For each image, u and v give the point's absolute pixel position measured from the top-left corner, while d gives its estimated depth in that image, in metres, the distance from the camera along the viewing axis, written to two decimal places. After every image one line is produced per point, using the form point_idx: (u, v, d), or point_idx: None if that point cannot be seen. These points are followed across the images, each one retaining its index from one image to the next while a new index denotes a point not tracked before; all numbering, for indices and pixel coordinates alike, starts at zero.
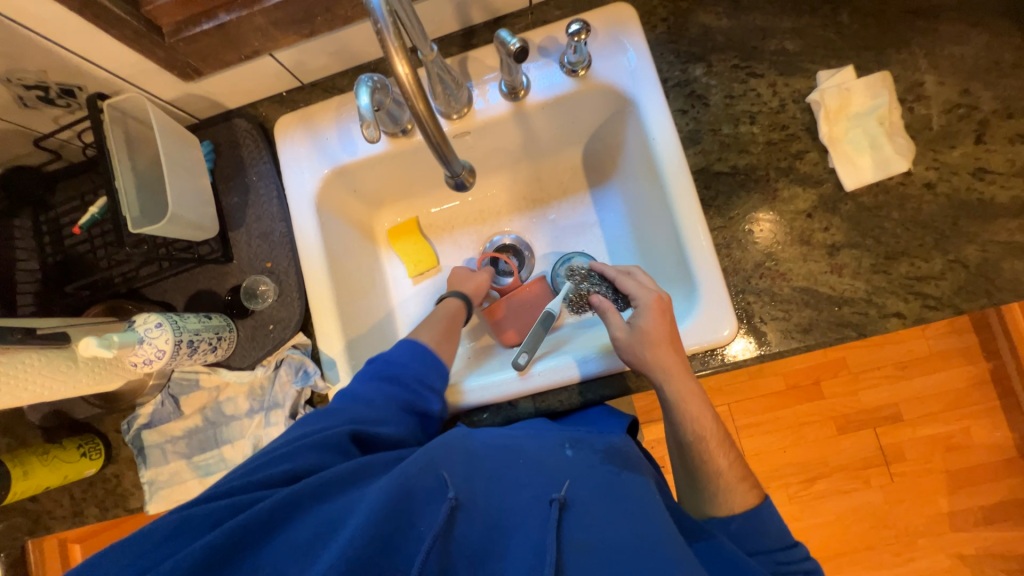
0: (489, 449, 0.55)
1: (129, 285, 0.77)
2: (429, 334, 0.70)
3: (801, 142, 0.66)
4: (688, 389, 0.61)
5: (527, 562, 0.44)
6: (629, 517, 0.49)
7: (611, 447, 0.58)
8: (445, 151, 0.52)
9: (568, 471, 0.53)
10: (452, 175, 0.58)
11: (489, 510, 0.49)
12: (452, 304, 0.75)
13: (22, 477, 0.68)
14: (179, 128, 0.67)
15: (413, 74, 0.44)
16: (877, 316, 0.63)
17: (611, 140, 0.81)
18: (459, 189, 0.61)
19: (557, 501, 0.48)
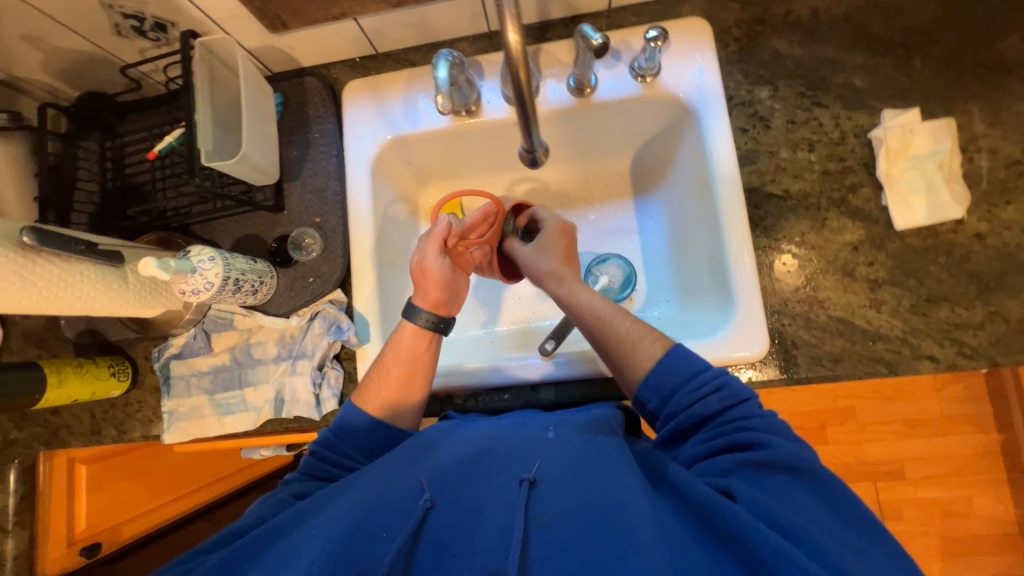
0: (465, 443, 0.58)
1: (180, 221, 0.79)
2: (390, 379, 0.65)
3: (856, 176, 0.67)
4: (583, 293, 0.69)
5: (494, 539, 0.48)
6: (600, 484, 0.50)
7: (598, 419, 0.60)
8: (530, 121, 0.53)
9: (542, 452, 0.56)
10: (527, 149, 0.59)
11: (461, 498, 0.52)
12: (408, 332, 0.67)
13: (56, 385, 0.70)
14: (258, 76, 0.70)
15: (522, 43, 0.44)
16: (911, 356, 0.63)
17: (664, 151, 0.82)
18: (531, 166, 0.62)
19: (525, 482, 0.52)
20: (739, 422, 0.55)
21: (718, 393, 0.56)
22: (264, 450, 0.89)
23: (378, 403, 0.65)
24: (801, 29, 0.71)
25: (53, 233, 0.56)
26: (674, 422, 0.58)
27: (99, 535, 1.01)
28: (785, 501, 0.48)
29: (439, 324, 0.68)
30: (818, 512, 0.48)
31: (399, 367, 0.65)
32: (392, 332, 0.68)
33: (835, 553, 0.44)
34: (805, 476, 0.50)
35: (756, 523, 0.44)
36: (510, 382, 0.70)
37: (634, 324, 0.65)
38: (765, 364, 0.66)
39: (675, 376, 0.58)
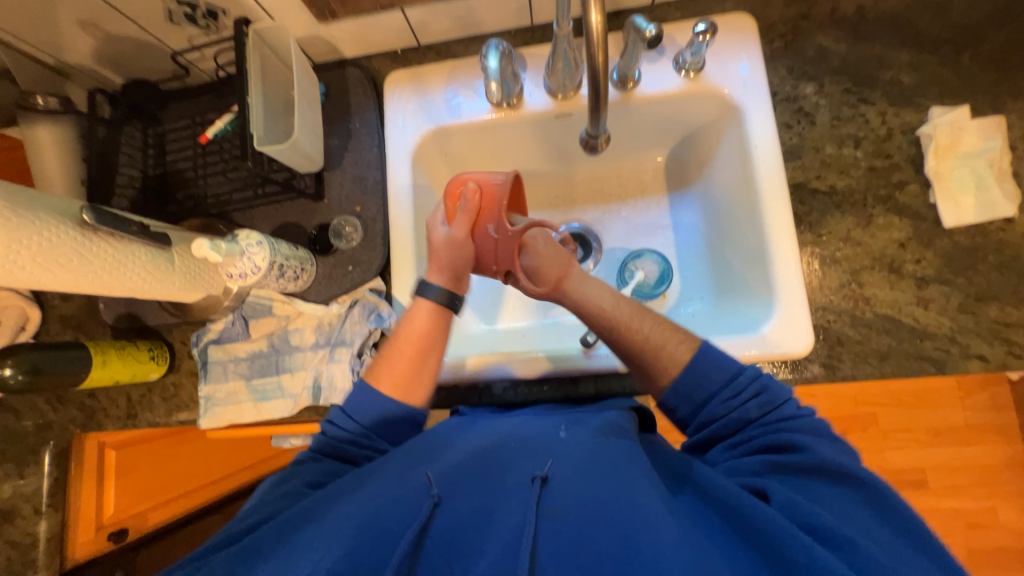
0: (475, 443, 0.58)
1: (220, 209, 0.79)
2: (392, 374, 0.64)
3: (902, 173, 0.67)
4: (593, 295, 0.64)
5: (507, 537, 0.47)
6: (615, 480, 0.50)
7: (610, 421, 0.59)
8: (599, 114, 0.57)
9: (554, 451, 0.55)
10: (590, 135, 0.63)
11: (470, 496, 0.51)
12: (423, 309, 0.66)
13: (101, 365, 0.70)
14: (307, 64, 0.71)
15: (604, 24, 0.47)
16: (960, 355, 0.62)
17: (702, 148, 0.82)
18: (592, 152, 0.68)
19: (538, 479, 0.51)
20: (776, 424, 0.53)
21: (757, 397, 0.55)
22: (294, 439, 0.87)
23: (392, 384, 0.63)
24: (846, 25, 0.71)
25: (109, 213, 0.57)
26: (706, 430, 0.56)
27: (126, 522, 1.02)
28: (823, 502, 0.46)
29: (451, 301, 0.67)
30: (861, 516, 0.45)
31: (410, 349, 0.64)
32: (405, 312, 0.67)
33: (880, 560, 0.41)
34: (846, 478, 0.47)
35: (785, 522, 0.43)
36: (551, 372, 0.70)
37: (656, 326, 0.61)
38: (810, 362, 0.66)
39: (708, 383, 0.56)
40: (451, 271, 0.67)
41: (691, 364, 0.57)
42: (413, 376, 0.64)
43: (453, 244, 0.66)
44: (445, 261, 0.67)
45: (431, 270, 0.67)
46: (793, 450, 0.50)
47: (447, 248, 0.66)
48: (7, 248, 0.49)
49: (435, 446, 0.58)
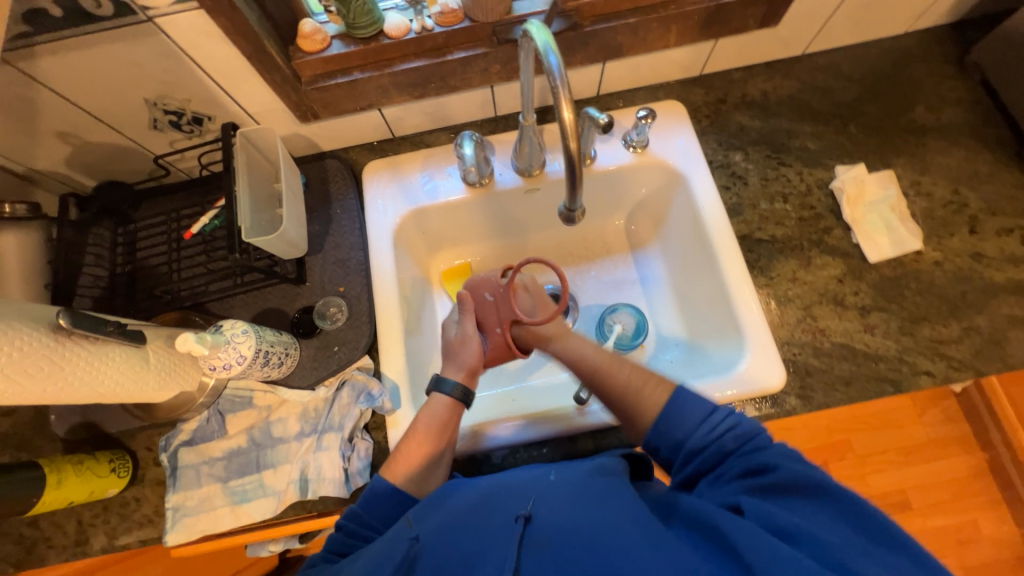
0: (468, 492, 0.56)
1: (196, 300, 0.77)
2: (408, 466, 0.62)
3: (826, 220, 0.79)
4: (575, 343, 0.70)
5: None
6: (599, 510, 0.50)
7: (601, 462, 0.58)
8: (575, 187, 0.62)
9: (539, 490, 0.54)
10: (568, 208, 0.67)
11: (455, 547, 0.49)
12: (441, 403, 0.66)
13: (54, 486, 0.63)
14: (291, 160, 0.76)
15: (574, 120, 0.53)
16: (911, 373, 0.69)
17: (656, 210, 0.92)
18: (568, 223, 0.70)
19: (522, 517, 0.49)
20: (750, 451, 0.53)
21: (732, 431, 0.55)
22: (273, 545, 0.77)
23: (412, 475, 0.62)
24: (756, 107, 0.86)
25: (86, 315, 0.56)
26: (689, 469, 0.56)
27: None
28: (802, 516, 0.46)
29: (466, 395, 0.67)
30: (844, 529, 0.45)
31: (428, 444, 0.63)
32: (423, 405, 0.67)
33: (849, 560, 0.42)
34: (821, 491, 0.48)
35: (759, 532, 0.44)
36: (545, 435, 0.71)
37: (634, 370, 0.64)
38: (787, 395, 0.70)
39: (687, 420, 0.57)
40: (468, 368, 0.69)
41: (664, 409, 0.58)
42: (433, 462, 0.63)
43: (463, 339, 0.70)
44: (461, 360, 0.69)
45: (448, 369, 0.69)
46: (770, 473, 0.50)
47: (461, 344, 0.70)
48: None
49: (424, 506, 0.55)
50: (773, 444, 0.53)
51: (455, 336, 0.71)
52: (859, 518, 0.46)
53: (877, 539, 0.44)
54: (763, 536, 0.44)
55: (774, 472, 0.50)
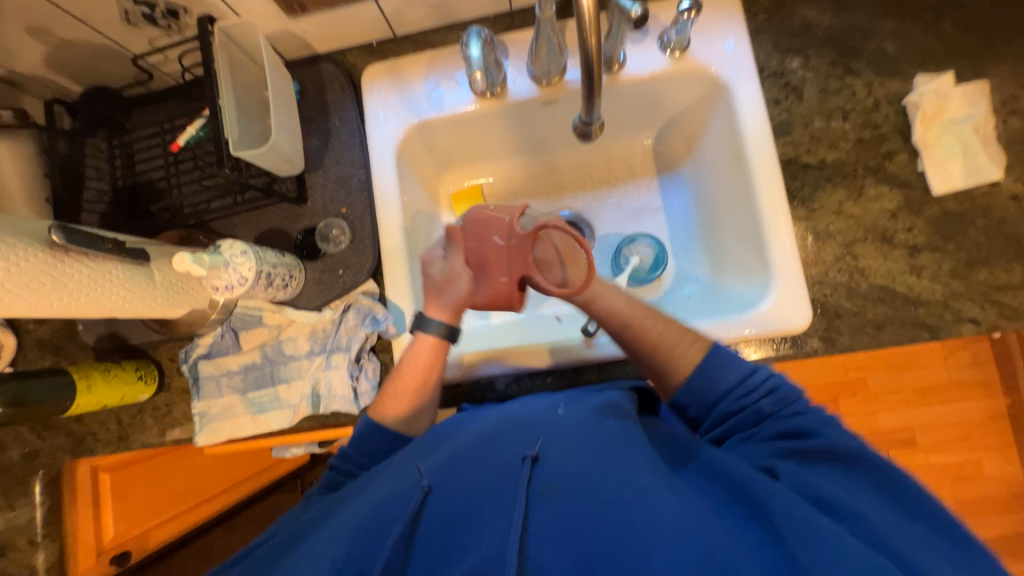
0: (476, 428, 0.58)
1: (199, 217, 0.76)
2: (396, 405, 0.63)
3: (891, 143, 0.68)
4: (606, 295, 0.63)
5: (497, 521, 0.47)
6: (611, 454, 0.50)
7: (611, 400, 0.58)
8: (593, 101, 0.56)
9: (546, 429, 0.55)
10: (584, 123, 0.63)
11: (466, 479, 0.51)
12: (426, 342, 0.64)
13: (85, 391, 0.67)
14: (279, 61, 0.68)
15: (594, 9, 0.45)
16: (953, 320, 0.63)
17: (692, 127, 0.81)
18: (585, 140, 0.66)
19: (529, 458, 0.51)
20: (784, 416, 0.53)
21: (770, 396, 0.54)
22: (295, 448, 0.83)
23: (399, 414, 0.63)
24: None
25: (81, 231, 0.54)
26: (721, 428, 0.56)
27: (127, 544, 1.01)
28: (828, 482, 0.46)
29: (451, 332, 0.64)
30: (879, 503, 0.45)
31: (414, 381, 0.63)
32: (410, 343, 0.65)
33: (889, 536, 0.41)
34: (850, 461, 0.48)
35: (796, 501, 0.44)
36: (549, 364, 0.70)
37: (668, 326, 0.61)
38: (808, 337, 0.66)
39: (720, 381, 0.56)
40: (453, 308, 0.64)
41: (702, 364, 0.57)
42: (417, 401, 0.63)
43: (452, 277, 0.64)
44: (444, 298, 0.64)
45: (428, 306, 0.65)
46: (808, 438, 0.50)
47: (448, 282, 0.64)
48: None
49: (436, 440, 0.58)
50: (811, 409, 0.53)
51: (439, 274, 0.65)
52: (894, 492, 0.45)
53: (906, 509, 0.44)
54: (802, 507, 0.43)
55: (811, 438, 0.49)
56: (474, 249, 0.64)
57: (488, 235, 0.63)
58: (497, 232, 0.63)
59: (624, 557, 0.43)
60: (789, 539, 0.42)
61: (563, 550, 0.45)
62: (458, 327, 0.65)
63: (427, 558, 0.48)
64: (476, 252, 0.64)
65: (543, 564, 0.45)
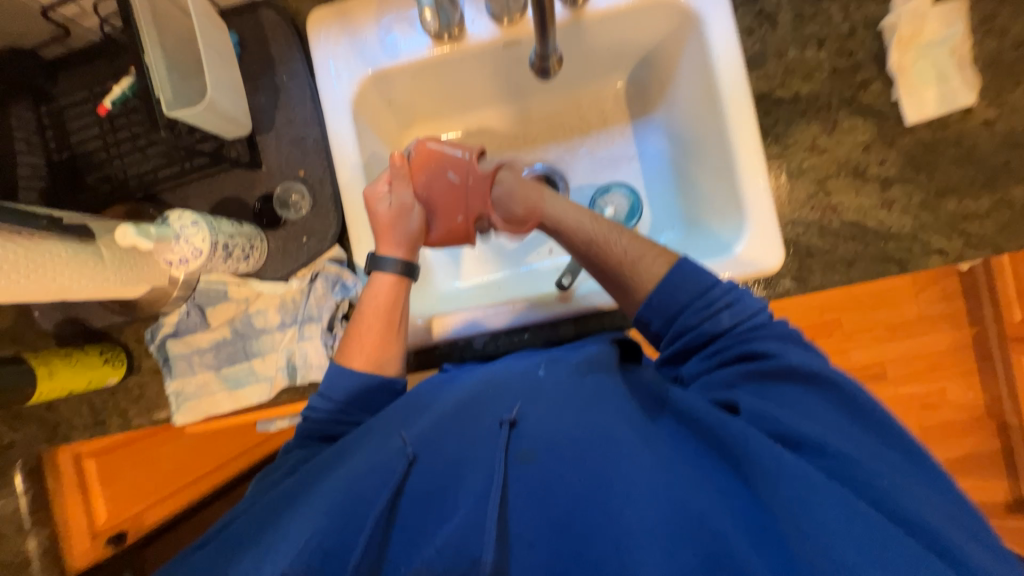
0: (457, 394, 0.57)
1: (147, 189, 0.71)
2: (362, 346, 0.62)
3: (866, 71, 0.65)
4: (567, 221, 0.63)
5: (478, 485, 0.48)
6: (590, 414, 0.51)
7: (588, 356, 0.59)
8: (547, 28, 0.55)
9: (525, 391, 0.54)
10: (541, 58, 0.61)
11: (446, 448, 0.51)
12: (384, 281, 0.64)
13: (47, 377, 0.65)
14: (209, 8, 0.62)
15: None
16: (921, 252, 0.64)
17: (664, 66, 0.77)
18: (542, 77, 0.64)
19: (507, 423, 0.50)
20: (745, 333, 0.54)
21: (729, 308, 0.55)
22: (280, 421, 0.83)
23: (366, 356, 0.62)
24: None
25: (8, 208, 0.50)
26: (679, 342, 0.57)
27: (122, 525, 1.03)
28: (799, 411, 0.48)
29: (410, 269, 0.65)
30: (837, 417, 0.48)
31: (377, 319, 0.63)
32: (366, 286, 0.65)
33: (852, 461, 0.44)
34: (817, 383, 0.50)
35: (760, 435, 0.46)
36: (525, 321, 0.69)
37: (633, 241, 0.61)
38: (781, 279, 0.66)
39: (681, 295, 0.56)
40: (407, 242, 0.65)
41: (664, 278, 0.57)
42: (386, 335, 0.63)
43: (403, 210, 0.65)
44: (398, 233, 0.65)
45: (380, 245, 0.65)
46: (768, 359, 0.51)
47: (399, 216, 0.64)
48: None
49: (416, 407, 0.57)
50: (772, 324, 0.54)
51: (389, 209, 0.64)
52: (850, 410, 0.48)
53: (870, 430, 0.47)
54: (768, 444, 0.45)
55: (771, 359, 0.51)
56: (426, 181, 0.66)
57: (443, 170, 0.66)
58: (449, 161, 0.66)
59: (599, 512, 0.45)
60: (760, 480, 0.44)
61: (540, 510, 0.46)
62: (415, 265, 0.66)
63: (411, 530, 0.49)
64: (426, 183, 0.66)
65: (522, 526, 0.46)
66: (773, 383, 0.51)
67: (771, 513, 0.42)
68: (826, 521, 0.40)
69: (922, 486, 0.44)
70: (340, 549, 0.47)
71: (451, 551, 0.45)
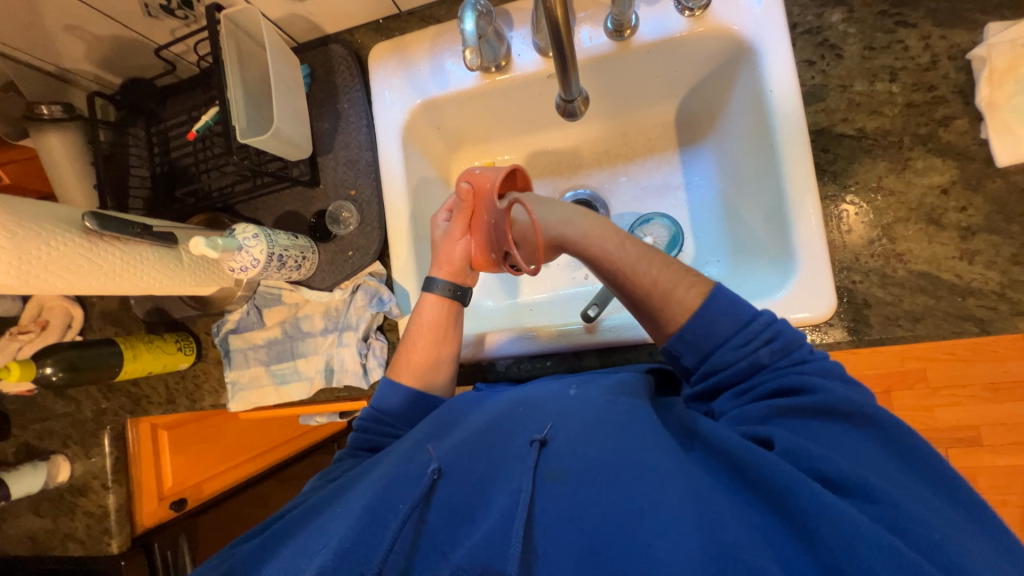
0: (489, 409, 0.59)
1: (226, 201, 0.80)
2: (410, 362, 0.66)
3: (949, 106, 0.58)
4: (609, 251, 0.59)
5: (505, 502, 0.49)
6: (623, 439, 0.49)
7: (621, 381, 0.58)
8: (568, 73, 0.58)
9: (556, 415, 0.55)
10: (565, 101, 0.64)
11: (472, 470, 0.53)
12: (431, 302, 0.68)
13: (132, 359, 0.76)
14: (283, 46, 0.70)
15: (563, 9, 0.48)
16: (1009, 313, 0.55)
17: (716, 96, 0.75)
18: (569, 117, 0.67)
19: (537, 442, 0.51)
20: (785, 367, 0.50)
21: (768, 345, 0.51)
22: (320, 417, 0.89)
23: (412, 375, 0.66)
24: None
25: (113, 218, 0.60)
26: (712, 377, 0.54)
27: (185, 492, 1.15)
28: (842, 453, 0.44)
29: (456, 291, 0.68)
30: (889, 466, 0.43)
31: (426, 338, 0.66)
32: (415, 307, 0.69)
33: (908, 516, 0.39)
34: (862, 421, 0.46)
35: (794, 471, 0.42)
36: (554, 349, 0.69)
37: (665, 269, 0.56)
38: (830, 332, 0.61)
39: (719, 330, 0.52)
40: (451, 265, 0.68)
41: (699, 311, 0.53)
42: (433, 355, 0.66)
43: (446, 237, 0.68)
44: (447, 257, 0.68)
45: (434, 268, 0.69)
46: (806, 395, 0.48)
47: (445, 243, 0.68)
48: (19, 257, 0.53)
49: (449, 420, 0.59)
50: (811, 358, 0.50)
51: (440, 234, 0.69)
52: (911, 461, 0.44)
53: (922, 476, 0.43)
54: (803, 483, 0.41)
55: (809, 395, 0.47)
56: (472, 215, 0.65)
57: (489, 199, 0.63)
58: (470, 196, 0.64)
59: (630, 539, 0.43)
60: (812, 525, 0.40)
61: (571, 534, 0.45)
62: (461, 287, 0.68)
63: (434, 552, 0.49)
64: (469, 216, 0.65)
65: (546, 543, 0.46)
66: (812, 421, 0.47)
67: (814, 554, 0.39)
68: None
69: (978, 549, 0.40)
70: (364, 551, 0.49)
71: (468, 560, 0.46)
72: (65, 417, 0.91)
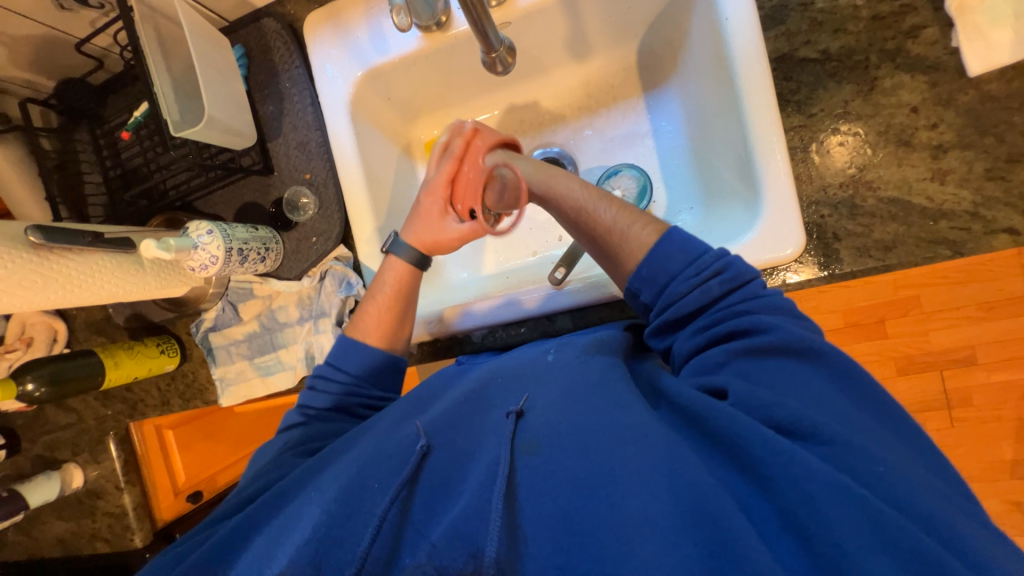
0: (465, 386, 0.59)
1: (183, 198, 0.78)
2: (371, 321, 0.67)
3: (917, 15, 0.54)
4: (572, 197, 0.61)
5: (481, 474, 0.48)
6: (592, 403, 0.49)
7: (597, 340, 0.58)
8: (480, 20, 0.53)
9: (532, 385, 0.55)
10: (488, 53, 0.59)
11: (453, 441, 0.53)
12: (397, 266, 0.69)
13: (114, 366, 0.77)
14: (207, 26, 0.66)
15: None
16: (983, 232, 0.53)
17: (675, 31, 0.70)
18: (495, 71, 0.62)
19: (512, 413, 0.51)
20: (736, 304, 0.50)
21: (718, 276, 0.51)
22: None
23: (372, 334, 0.67)
24: None
25: (58, 229, 0.58)
26: (667, 313, 0.52)
27: (199, 484, 1.21)
28: (800, 397, 0.44)
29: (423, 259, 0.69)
30: (847, 407, 0.44)
31: (389, 298, 0.67)
32: (380, 268, 0.70)
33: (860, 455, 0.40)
34: (816, 356, 0.46)
35: (747, 419, 0.43)
36: (524, 313, 0.69)
37: (621, 210, 0.58)
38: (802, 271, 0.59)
39: (671, 264, 0.52)
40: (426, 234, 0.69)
41: (652, 246, 0.53)
42: (398, 317, 0.67)
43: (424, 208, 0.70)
44: (424, 228, 0.69)
45: (407, 234, 0.70)
46: (764, 334, 0.47)
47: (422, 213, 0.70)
48: None
49: (430, 399, 0.60)
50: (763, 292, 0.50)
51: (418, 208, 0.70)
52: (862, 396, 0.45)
53: (870, 408, 0.45)
54: (761, 434, 0.42)
55: (766, 334, 0.47)
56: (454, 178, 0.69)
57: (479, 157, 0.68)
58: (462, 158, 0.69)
59: (600, 501, 0.43)
60: (768, 473, 0.41)
61: (542, 506, 0.45)
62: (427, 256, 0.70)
63: (420, 531, 0.48)
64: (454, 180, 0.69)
65: (525, 519, 0.45)
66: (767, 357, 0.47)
67: (772, 499, 0.40)
68: (841, 525, 0.37)
69: (929, 475, 0.41)
70: (341, 535, 0.48)
71: (449, 544, 0.45)
72: (69, 427, 0.94)
